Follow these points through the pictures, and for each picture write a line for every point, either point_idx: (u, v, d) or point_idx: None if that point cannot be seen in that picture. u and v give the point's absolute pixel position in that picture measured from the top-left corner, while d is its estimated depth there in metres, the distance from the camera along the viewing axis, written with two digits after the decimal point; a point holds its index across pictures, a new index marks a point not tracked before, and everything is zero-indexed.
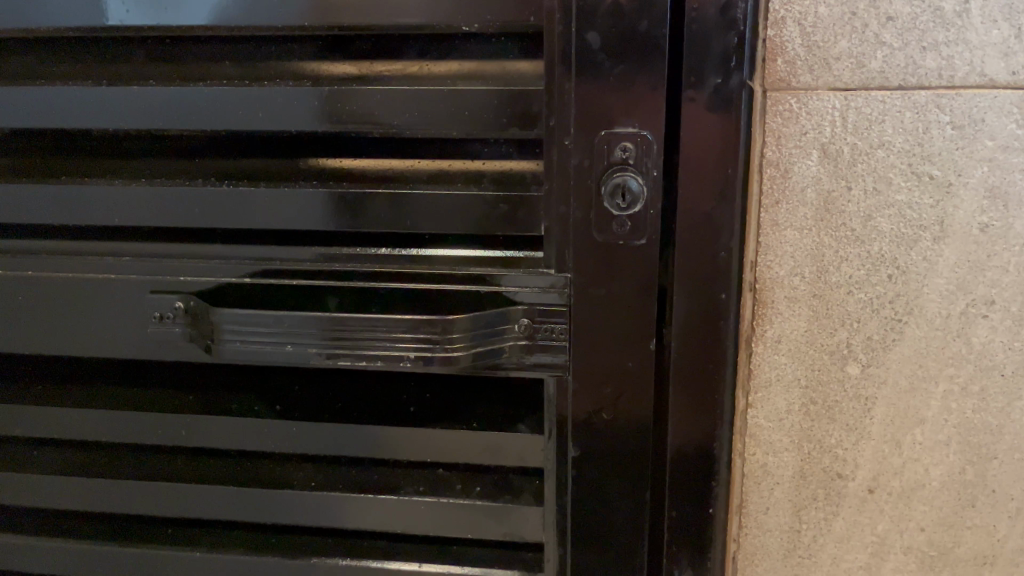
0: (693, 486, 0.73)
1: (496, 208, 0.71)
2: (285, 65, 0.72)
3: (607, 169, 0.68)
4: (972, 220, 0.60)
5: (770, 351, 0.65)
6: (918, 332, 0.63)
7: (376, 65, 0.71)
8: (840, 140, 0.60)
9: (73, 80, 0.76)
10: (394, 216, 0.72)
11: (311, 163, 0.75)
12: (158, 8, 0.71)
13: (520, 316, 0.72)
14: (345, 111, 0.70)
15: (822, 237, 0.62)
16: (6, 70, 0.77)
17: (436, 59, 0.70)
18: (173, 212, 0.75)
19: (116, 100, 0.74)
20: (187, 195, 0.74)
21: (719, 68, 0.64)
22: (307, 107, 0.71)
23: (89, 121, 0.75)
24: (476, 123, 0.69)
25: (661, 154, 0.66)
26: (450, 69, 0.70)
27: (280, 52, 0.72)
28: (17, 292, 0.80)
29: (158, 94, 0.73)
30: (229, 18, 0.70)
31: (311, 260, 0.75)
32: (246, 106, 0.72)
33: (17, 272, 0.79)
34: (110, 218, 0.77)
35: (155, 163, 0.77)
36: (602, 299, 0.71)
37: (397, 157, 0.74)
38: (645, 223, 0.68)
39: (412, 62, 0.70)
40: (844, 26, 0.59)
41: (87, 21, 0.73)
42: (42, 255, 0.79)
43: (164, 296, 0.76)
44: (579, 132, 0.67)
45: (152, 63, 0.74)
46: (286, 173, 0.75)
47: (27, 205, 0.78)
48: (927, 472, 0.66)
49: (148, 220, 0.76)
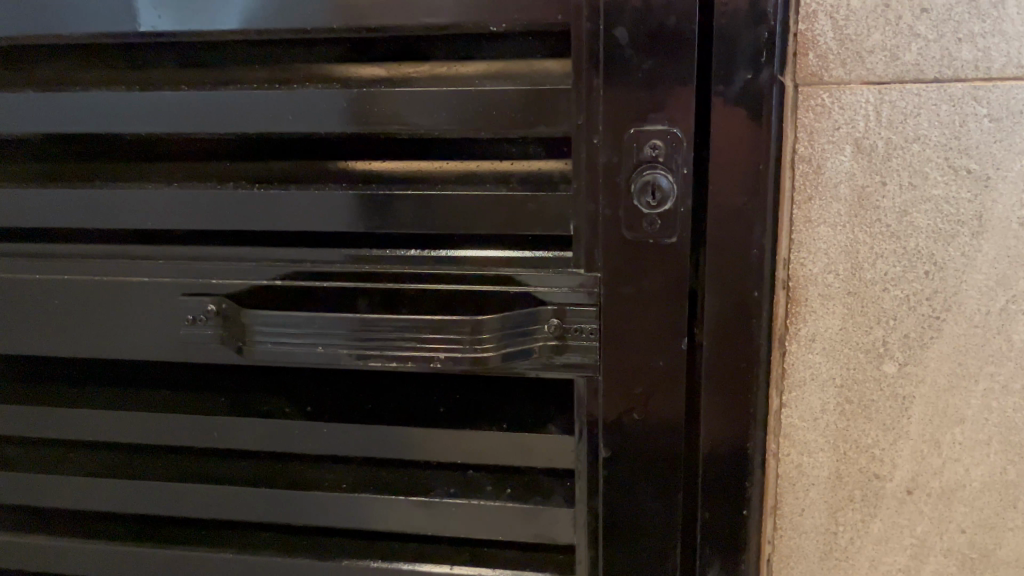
0: (726, 487, 0.72)
1: (525, 207, 0.71)
2: (314, 69, 0.73)
3: (636, 167, 0.67)
4: (1011, 214, 0.59)
5: (804, 349, 0.65)
6: (957, 329, 0.62)
7: (403, 66, 0.71)
8: (874, 134, 0.59)
9: (105, 85, 0.77)
10: (423, 217, 0.72)
11: (339, 165, 0.75)
12: (187, 12, 0.72)
13: (549, 316, 0.72)
14: (372, 112, 0.71)
15: (856, 233, 0.61)
16: (42, 76, 0.79)
17: (463, 60, 0.70)
18: (206, 214, 0.76)
19: (147, 105, 0.75)
20: (220, 198, 0.75)
21: (749, 64, 0.63)
22: (334, 109, 0.71)
23: (123, 126, 0.76)
24: (503, 123, 0.69)
25: (691, 150, 0.66)
26: (478, 69, 0.70)
27: (307, 54, 0.72)
28: (51, 295, 0.81)
29: (188, 97, 0.74)
30: (258, 22, 0.71)
31: (341, 262, 0.75)
32: (275, 109, 0.72)
33: (53, 275, 0.81)
34: (141, 221, 0.78)
35: (185, 167, 0.78)
36: (632, 298, 0.70)
37: (426, 159, 0.74)
38: (676, 220, 0.67)
39: (440, 62, 0.70)
40: (877, 18, 0.58)
41: (118, 27, 0.74)
42: (77, 258, 0.81)
43: (195, 297, 0.77)
44: (607, 130, 0.67)
45: (183, 67, 0.75)
46: (315, 176, 0.75)
47: (62, 208, 0.79)
48: (967, 472, 0.64)
49: (183, 223, 0.77)
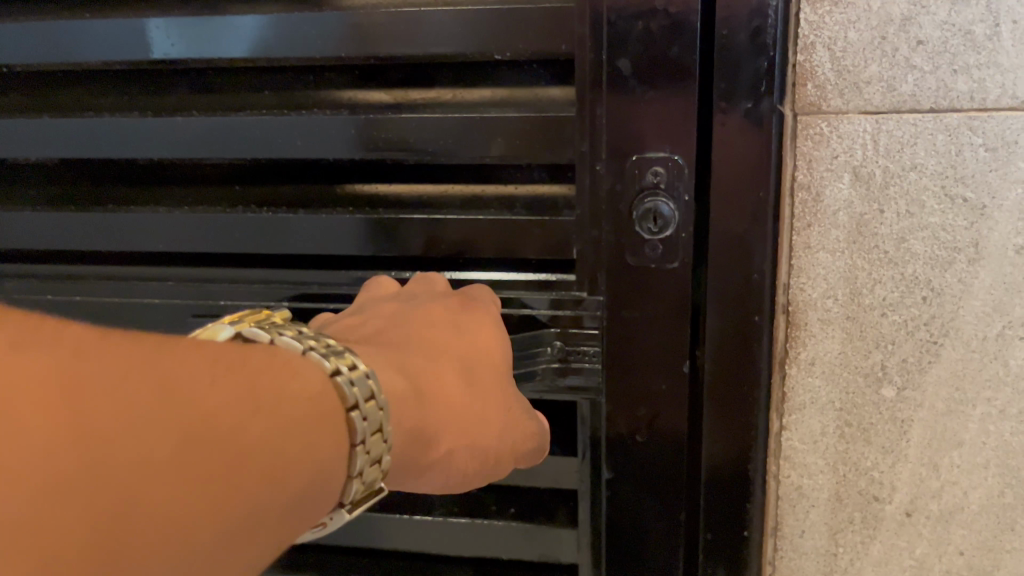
0: (727, 509, 0.73)
1: (530, 231, 0.72)
2: (323, 95, 0.74)
3: (638, 194, 0.68)
4: (1007, 242, 0.60)
5: (804, 372, 0.66)
6: (955, 354, 0.62)
7: (411, 92, 0.72)
8: (872, 163, 0.61)
9: (119, 109, 0.78)
10: (430, 241, 0.74)
11: (347, 189, 0.77)
12: (199, 41, 0.73)
13: (552, 339, 0.74)
14: (381, 138, 0.72)
15: (855, 260, 0.63)
16: (58, 101, 0.80)
17: (469, 87, 0.71)
18: (217, 237, 0.78)
19: (160, 130, 0.77)
20: (230, 221, 0.77)
21: (749, 93, 0.64)
22: (344, 135, 0.73)
23: (137, 150, 0.78)
24: (509, 149, 0.70)
25: (692, 177, 0.67)
26: (484, 96, 0.71)
27: (316, 80, 0.74)
28: (65, 315, 0.83)
29: (199, 123, 0.75)
30: (266, 50, 0.72)
31: (349, 283, 0.77)
32: (285, 134, 0.74)
33: (67, 295, 0.82)
34: (153, 243, 0.80)
35: (196, 191, 0.80)
36: (635, 322, 0.71)
37: (432, 183, 0.75)
38: (678, 245, 0.68)
39: (446, 89, 0.72)
40: (874, 51, 0.59)
41: (132, 54, 0.75)
42: (91, 279, 0.82)
43: (206, 318, 0.79)
44: (610, 157, 0.69)
45: (195, 93, 0.77)
46: (323, 200, 0.77)
47: (76, 231, 0.81)
48: (966, 496, 0.65)
49: (194, 245, 0.79)
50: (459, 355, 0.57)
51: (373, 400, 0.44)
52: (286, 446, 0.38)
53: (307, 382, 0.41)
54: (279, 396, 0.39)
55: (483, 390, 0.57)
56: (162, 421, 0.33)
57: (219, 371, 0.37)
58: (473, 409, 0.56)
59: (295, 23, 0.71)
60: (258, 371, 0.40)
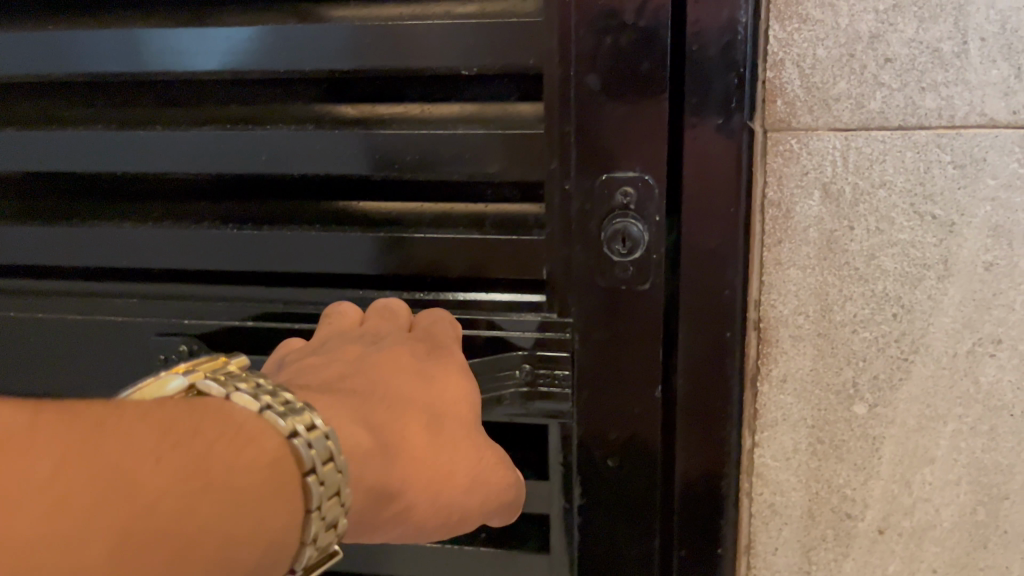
0: (701, 528, 0.72)
1: (499, 250, 0.71)
2: (289, 110, 0.74)
3: (607, 214, 0.68)
4: (976, 259, 0.60)
5: (776, 389, 0.66)
6: (925, 371, 0.62)
7: (379, 107, 0.72)
8: (841, 179, 0.61)
9: (84, 124, 0.77)
10: (398, 259, 0.73)
11: (315, 206, 0.76)
12: (164, 54, 0.72)
13: (520, 363, 0.73)
14: (348, 154, 0.72)
15: (826, 276, 0.62)
16: (22, 115, 0.79)
17: (438, 101, 0.71)
18: (183, 254, 0.77)
19: (124, 144, 0.76)
20: (198, 239, 0.76)
21: (720, 108, 0.64)
22: (310, 151, 0.72)
23: (100, 165, 0.77)
24: (478, 165, 0.70)
25: (662, 198, 0.67)
26: (453, 111, 0.71)
27: (284, 94, 0.74)
28: (27, 332, 0.81)
29: (164, 138, 0.75)
30: (231, 64, 0.72)
31: (318, 302, 0.76)
32: (251, 150, 0.73)
33: (31, 313, 0.81)
34: (118, 260, 0.79)
35: (163, 207, 0.79)
36: (606, 343, 0.71)
37: (400, 200, 0.75)
38: (648, 268, 0.68)
39: (415, 103, 0.72)
40: (843, 68, 0.59)
41: (94, 67, 0.74)
42: (55, 296, 0.81)
43: (169, 337, 0.78)
44: (579, 175, 0.68)
45: (161, 107, 0.76)
46: (290, 216, 0.76)
47: (39, 246, 0.80)
48: (937, 512, 0.65)
49: (161, 262, 0.78)
50: (425, 406, 0.57)
51: (332, 462, 0.42)
52: (232, 535, 0.37)
53: (265, 450, 0.40)
54: (231, 471, 0.38)
55: (449, 438, 0.56)
56: (91, 528, 0.32)
57: (165, 451, 0.36)
58: (437, 461, 0.55)
59: (261, 37, 0.70)
60: (211, 443, 0.38)
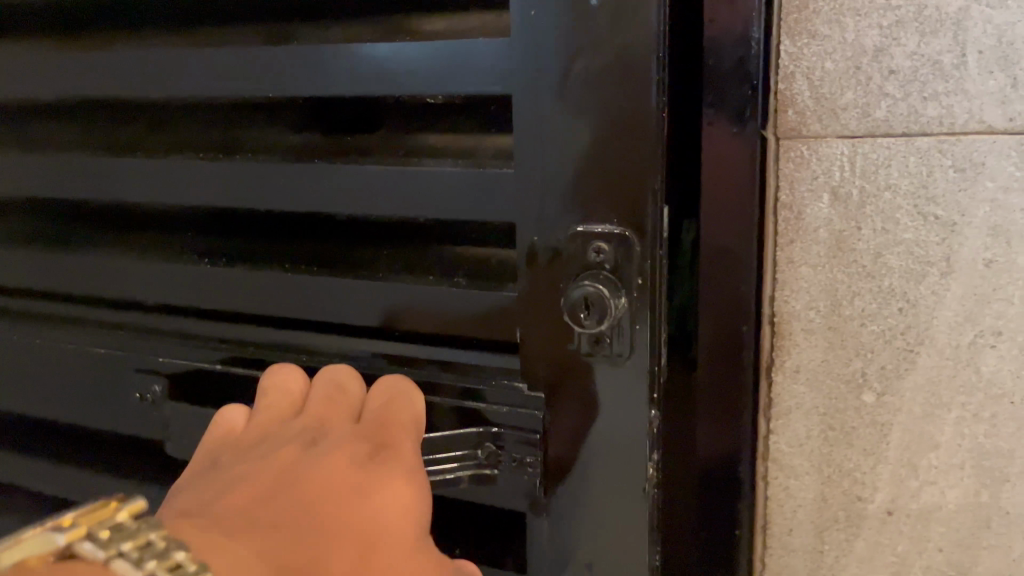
0: (718, 513, 0.77)
1: (473, 299, 0.73)
2: (292, 140, 0.79)
3: (581, 276, 0.67)
4: (976, 256, 0.64)
5: (790, 380, 0.70)
6: (930, 362, 0.67)
7: (370, 138, 0.76)
8: (849, 183, 0.65)
9: (135, 147, 0.87)
10: (387, 301, 0.76)
11: (321, 241, 0.81)
12: (185, 82, 0.80)
13: (482, 439, 0.72)
14: (329, 186, 0.75)
15: (835, 273, 0.67)
16: (96, 135, 0.90)
17: (433, 116, 0.73)
18: (197, 288, 0.85)
19: (148, 172, 0.83)
20: (197, 272, 0.85)
21: (734, 118, 0.69)
22: (297, 184, 0.76)
23: (137, 189, 0.85)
24: (449, 207, 0.71)
25: (641, 256, 0.65)
26: (434, 141, 0.74)
27: (291, 124, 0.79)
28: (92, 341, 0.92)
29: (182, 164, 0.81)
30: (228, 89, 0.78)
31: (328, 335, 0.82)
32: (251, 183, 0.79)
33: (98, 332, 0.93)
34: (155, 285, 0.88)
35: (202, 236, 0.88)
36: (582, 402, 0.70)
37: (399, 241, 0.78)
38: (624, 333, 0.66)
39: (400, 133, 0.75)
40: (849, 79, 0.63)
41: (139, 89, 0.83)
42: (124, 315, 0.93)
43: (196, 355, 0.86)
44: (553, 226, 0.68)
45: (197, 128, 0.84)
46: (303, 253, 0.82)
47: (96, 268, 0.91)
48: (943, 495, 0.69)
49: (190, 290, 0.86)
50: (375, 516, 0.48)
51: None
52: None
53: None
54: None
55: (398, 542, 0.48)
56: None
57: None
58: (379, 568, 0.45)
59: (261, 70, 0.75)
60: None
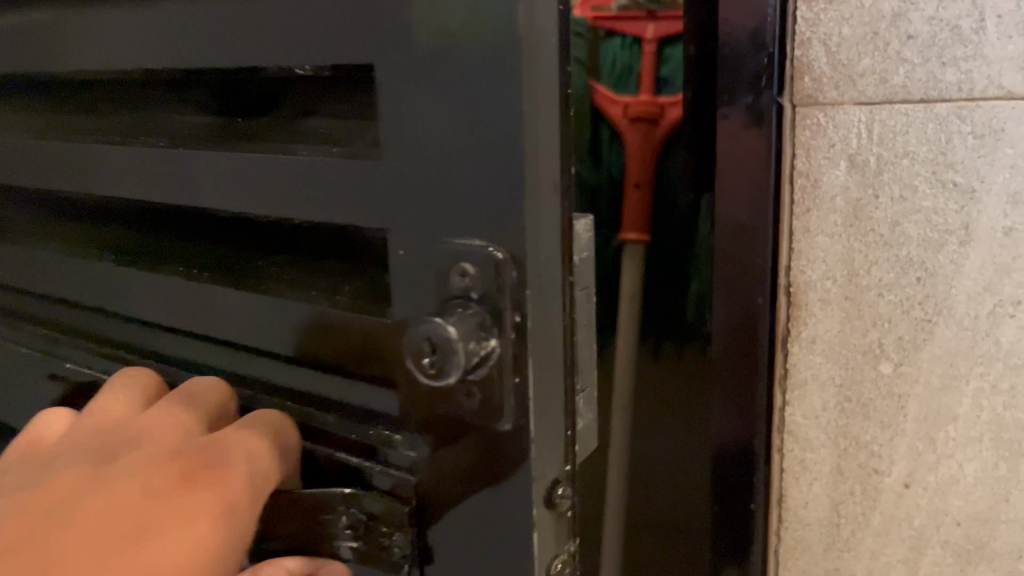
0: (734, 487, 0.75)
1: (351, 324, 0.53)
2: (182, 120, 0.64)
3: (445, 301, 0.46)
4: (996, 224, 0.63)
5: (806, 351, 0.70)
6: (948, 332, 0.66)
7: (257, 116, 0.59)
8: (866, 150, 0.65)
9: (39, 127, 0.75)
10: (267, 324, 0.59)
11: (217, 248, 0.65)
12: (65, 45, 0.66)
13: (338, 505, 0.55)
14: (195, 176, 0.59)
15: (852, 242, 0.66)
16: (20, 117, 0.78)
17: (317, 94, 0.55)
18: (85, 289, 0.72)
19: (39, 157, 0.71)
20: (82, 272, 0.71)
21: (750, 87, 0.68)
22: (166, 173, 0.61)
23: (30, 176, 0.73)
24: (315, 201, 0.53)
25: (521, 286, 0.45)
26: (321, 119, 0.55)
27: (182, 98, 0.64)
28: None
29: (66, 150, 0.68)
30: (102, 65, 0.64)
31: (224, 356, 0.65)
32: (126, 170, 0.64)
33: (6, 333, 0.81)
34: (53, 286, 0.75)
35: (107, 231, 0.74)
36: (464, 466, 0.51)
37: (300, 243, 0.60)
38: (499, 397, 0.46)
39: (284, 112, 0.57)
40: (867, 45, 0.63)
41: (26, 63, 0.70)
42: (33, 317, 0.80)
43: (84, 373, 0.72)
44: (420, 231, 0.48)
45: (99, 109, 0.70)
46: (197, 257, 0.66)
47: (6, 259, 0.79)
48: (961, 468, 0.68)
49: (79, 292, 0.72)
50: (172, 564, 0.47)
51: None
52: None
53: None
54: None
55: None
56: None
57: None
58: None
59: (132, 33, 0.60)
60: None
